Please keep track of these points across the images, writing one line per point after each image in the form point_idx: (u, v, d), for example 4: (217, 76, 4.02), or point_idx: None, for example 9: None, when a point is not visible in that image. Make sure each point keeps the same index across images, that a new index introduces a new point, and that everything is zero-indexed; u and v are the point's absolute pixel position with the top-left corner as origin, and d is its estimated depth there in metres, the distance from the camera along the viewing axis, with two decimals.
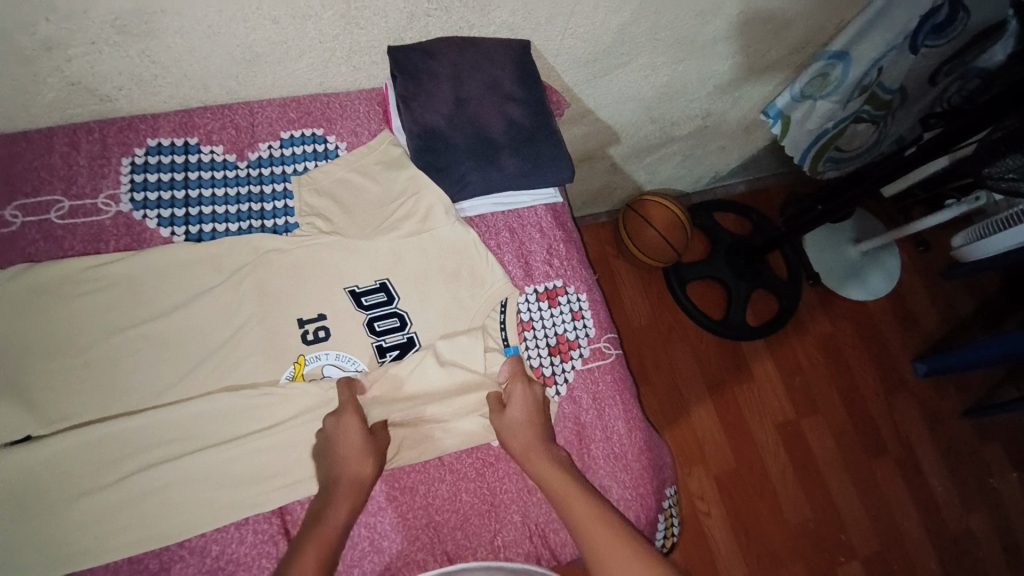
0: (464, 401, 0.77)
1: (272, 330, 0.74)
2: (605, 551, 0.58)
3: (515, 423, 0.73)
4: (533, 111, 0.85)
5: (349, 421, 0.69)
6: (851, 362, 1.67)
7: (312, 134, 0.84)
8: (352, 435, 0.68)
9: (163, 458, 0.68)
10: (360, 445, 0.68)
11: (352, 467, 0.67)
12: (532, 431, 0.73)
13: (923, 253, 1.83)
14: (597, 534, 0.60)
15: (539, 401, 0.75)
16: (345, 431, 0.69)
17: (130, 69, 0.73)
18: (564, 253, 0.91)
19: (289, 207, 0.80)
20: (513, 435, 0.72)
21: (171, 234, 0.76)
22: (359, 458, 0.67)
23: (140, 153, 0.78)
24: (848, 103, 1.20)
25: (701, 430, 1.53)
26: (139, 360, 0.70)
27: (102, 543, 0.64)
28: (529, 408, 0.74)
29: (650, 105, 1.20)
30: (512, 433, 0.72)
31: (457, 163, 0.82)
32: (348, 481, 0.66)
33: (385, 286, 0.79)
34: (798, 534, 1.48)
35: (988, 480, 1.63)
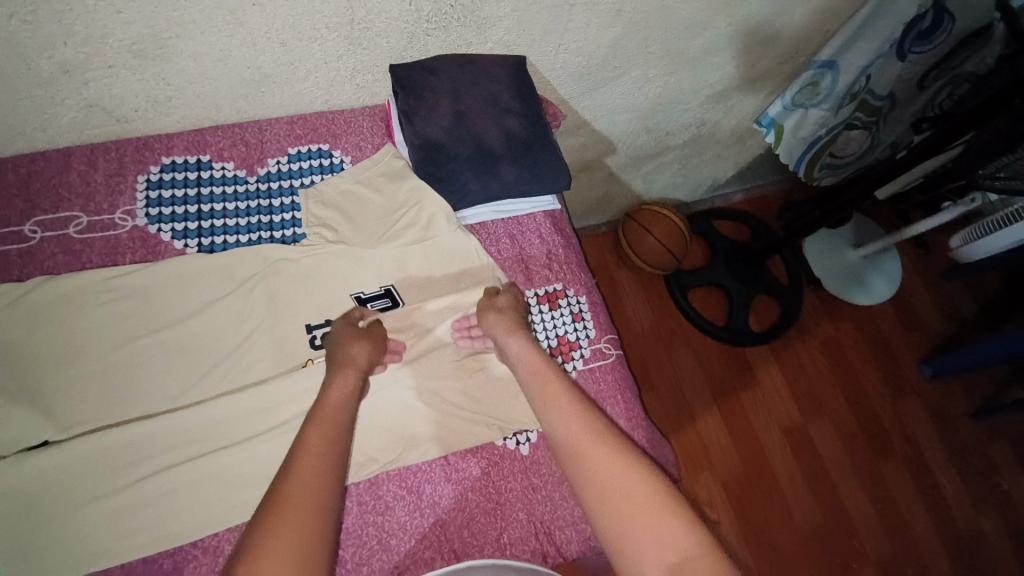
0: (467, 400, 0.80)
1: (281, 336, 0.77)
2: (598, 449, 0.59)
3: (502, 306, 0.77)
4: (530, 122, 0.89)
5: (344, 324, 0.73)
6: (856, 365, 1.68)
7: (318, 149, 0.88)
8: (350, 331, 0.72)
9: (177, 459, 0.70)
10: (354, 335, 0.71)
11: (345, 348, 0.69)
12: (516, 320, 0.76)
13: (922, 255, 1.84)
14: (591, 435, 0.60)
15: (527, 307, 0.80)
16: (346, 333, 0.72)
17: (145, 91, 0.77)
18: (564, 258, 0.93)
19: (296, 218, 0.84)
20: (496, 317, 0.76)
21: (185, 246, 0.79)
22: (354, 339, 0.71)
23: (155, 170, 0.82)
24: (839, 109, 1.23)
25: (706, 434, 1.54)
26: (154, 365, 0.73)
27: (118, 544, 0.66)
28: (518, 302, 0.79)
29: (644, 116, 1.24)
30: (496, 318, 0.76)
31: (457, 173, 0.85)
32: (340, 359, 0.68)
33: (389, 291, 0.82)
34: (808, 538, 1.47)
35: (998, 481, 1.61)
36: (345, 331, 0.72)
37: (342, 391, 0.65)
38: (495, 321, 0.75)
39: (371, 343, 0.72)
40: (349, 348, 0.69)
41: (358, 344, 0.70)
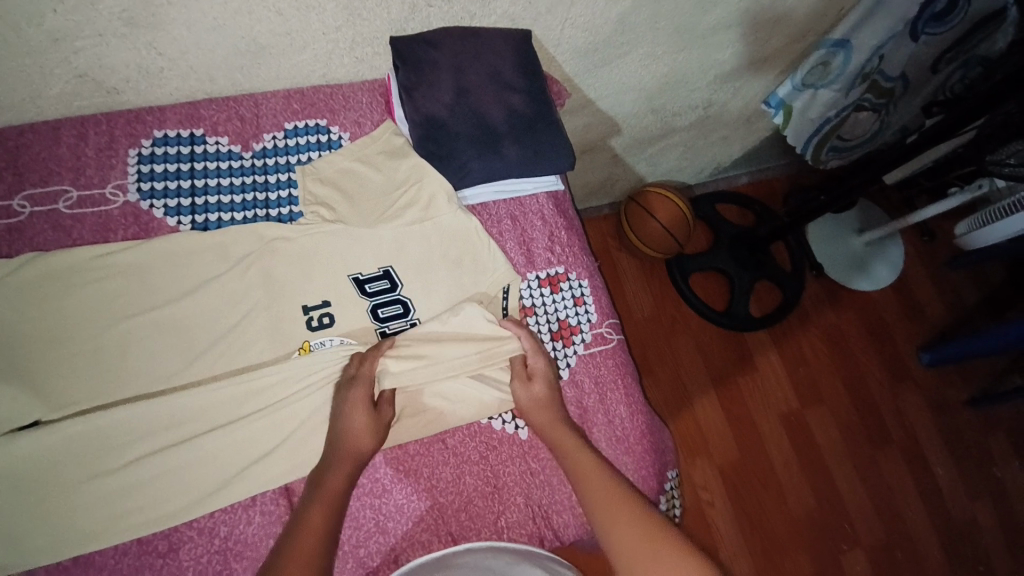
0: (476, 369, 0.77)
1: (277, 317, 0.76)
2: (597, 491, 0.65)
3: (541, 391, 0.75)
4: (534, 100, 0.86)
5: (360, 409, 0.69)
6: (856, 352, 1.68)
7: (316, 125, 0.85)
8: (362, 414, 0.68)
9: (172, 441, 0.69)
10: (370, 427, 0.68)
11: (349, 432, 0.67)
12: (554, 408, 0.74)
13: (927, 242, 1.83)
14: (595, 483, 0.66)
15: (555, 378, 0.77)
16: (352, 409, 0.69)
17: (136, 61, 0.75)
18: (566, 241, 0.91)
19: (293, 196, 0.82)
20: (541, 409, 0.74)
21: (178, 223, 0.77)
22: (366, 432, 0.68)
23: (146, 144, 0.79)
24: (850, 91, 1.20)
25: (704, 420, 1.54)
26: (146, 344, 0.71)
27: (114, 525, 0.65)
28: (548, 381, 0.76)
29: (651, 95, 1.21)
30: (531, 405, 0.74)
31: (458, 152, 0.83)
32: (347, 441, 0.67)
33: (388, 273, 0.80)
34: (802, 523, 1.49)
35: (993, 470, 1.63)
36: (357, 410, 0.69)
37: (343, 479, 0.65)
38: (538, 416, 0.74)
39: (377, 426, 0.69)
40: (349, 441, 0.67)
41: (360, 434, 0.68)
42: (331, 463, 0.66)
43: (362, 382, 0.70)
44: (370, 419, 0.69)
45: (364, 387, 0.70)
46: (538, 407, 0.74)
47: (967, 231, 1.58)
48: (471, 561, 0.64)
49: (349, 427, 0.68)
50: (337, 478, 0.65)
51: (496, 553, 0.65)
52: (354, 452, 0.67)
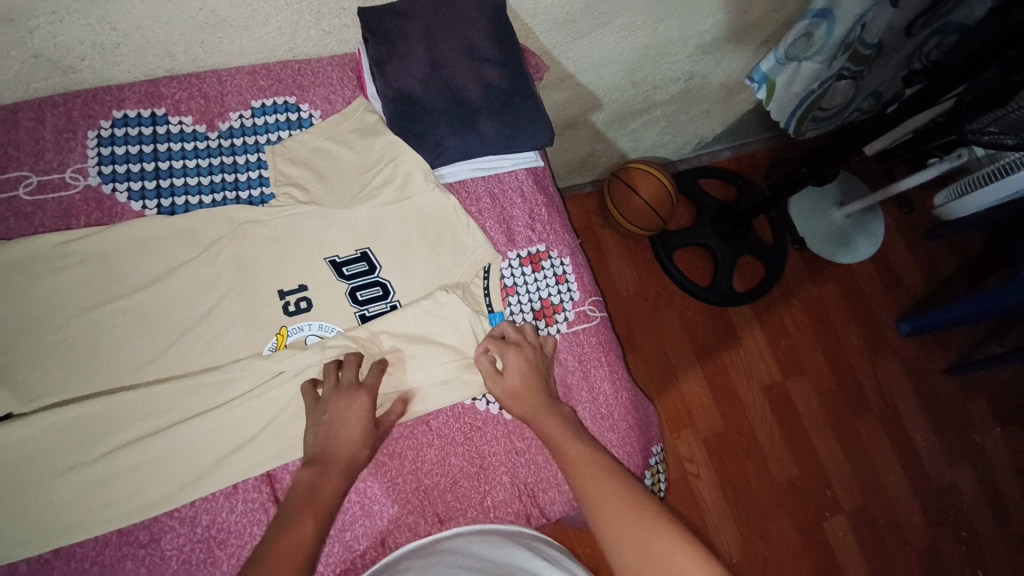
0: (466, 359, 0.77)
1: (251, 302, 0.74)
2: (588, 477, 0.62)
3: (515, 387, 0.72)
4: (509, 73, 0.83)
5: (359, 418, 0.66)
6: (836, 324, 1.70)
7: (284, 102, 0.82)
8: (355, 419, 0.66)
9: (148, 432, 0.67)
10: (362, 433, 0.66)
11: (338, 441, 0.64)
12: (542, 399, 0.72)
13: (906, 214, 1.85)
14: (585, 471, 0.63)
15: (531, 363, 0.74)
16: (346, 414, 0.66)
17: (91, 37, 0.70)
18: (546, 218, 0.89)
19: (263, 177, 0.79)
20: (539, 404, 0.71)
21: (144, 208, 0.74)
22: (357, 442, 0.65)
23: (106, 125, 0.76)
24: (833, 62, 1.18)
25: (689, 395, 1.56)
26: (116, 334, 0.69)
27: (91, 519, 0.64)
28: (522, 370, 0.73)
29: (633, 68, 1.19)
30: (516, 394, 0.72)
31: (434, 129, 0.80)
32: (338, 445, 0.64)
33: (366, 255, 0.79)
34: (785, 491, 1.52)
35: (970, 434, 1.68)
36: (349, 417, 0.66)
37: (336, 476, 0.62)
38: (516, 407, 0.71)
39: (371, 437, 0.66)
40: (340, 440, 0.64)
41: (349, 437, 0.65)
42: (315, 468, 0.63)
43: (365, 393, 0.67)
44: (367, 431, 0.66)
45: (365, 399, 0.67)
46: (518, 400, 0.72)
47: (945, 201, 1.60)
48: (458, 545, 0.63)
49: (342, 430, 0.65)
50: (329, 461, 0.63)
51: (485, 538, 0.65)
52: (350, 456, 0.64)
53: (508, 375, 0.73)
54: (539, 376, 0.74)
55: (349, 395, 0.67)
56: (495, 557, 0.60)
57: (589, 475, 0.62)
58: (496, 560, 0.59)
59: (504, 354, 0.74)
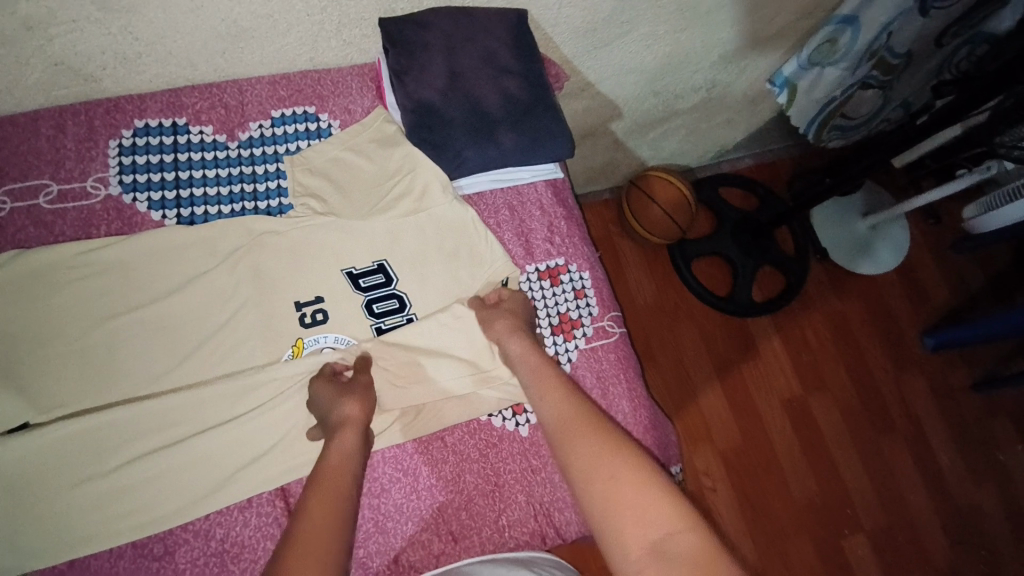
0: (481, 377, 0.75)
1: (268, 313, 0.73)
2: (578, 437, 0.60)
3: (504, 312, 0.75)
4: (530, 84, 0.82)
5: (327, 390, 0.67)
6: (859, 338, 1.66)
7: (304, 112, 0.82)
8: (331, 389, 0.67)
9: (164, 443, 0.67)
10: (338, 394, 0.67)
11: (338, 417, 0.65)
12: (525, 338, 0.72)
13: (932, 225, 1.80)
14: (576, 428, 0.61)
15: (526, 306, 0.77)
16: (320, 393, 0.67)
17: (113, 47, 0.71)
18: (566, 231, 0.87)
19: (282, 188, 0.79)
20: (518, 337, 0.72)
21: (163, 218, 0.74)
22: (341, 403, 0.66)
23: (128, 134, 0.76)
24: (857, 69, 1.16)
25: (705, 407, 1.53)
26: (133, 344, 0.69)
27: (105, 529, 0.63)
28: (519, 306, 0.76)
29: (653, 76, 1.17)
30: (500, 321, 0.73)
31: (452, 139, 0.79)
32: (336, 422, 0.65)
33: (382, 267, 0.78)
34: (804, 508, 1.48)
35: (996, 453, 1.63)
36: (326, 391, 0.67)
37: (341, 451, 0.62)
38: (499, 322, 0.73)
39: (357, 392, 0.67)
40: (340, 407, 0.65)
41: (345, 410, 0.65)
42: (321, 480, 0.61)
43: (324, 374, 0.69)
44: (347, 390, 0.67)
45: (326, 377, 0.69)
46: (507, 316, 0.74)
47: (974, 215, 1.55)
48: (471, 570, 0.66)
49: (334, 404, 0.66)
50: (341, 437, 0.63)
51: (494, 563, 0.67)
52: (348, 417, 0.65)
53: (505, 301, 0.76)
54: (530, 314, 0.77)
55: (321, 375, 0.69)
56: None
57: (579, 435, 0.60)
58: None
59: (509, 295, 0.78)
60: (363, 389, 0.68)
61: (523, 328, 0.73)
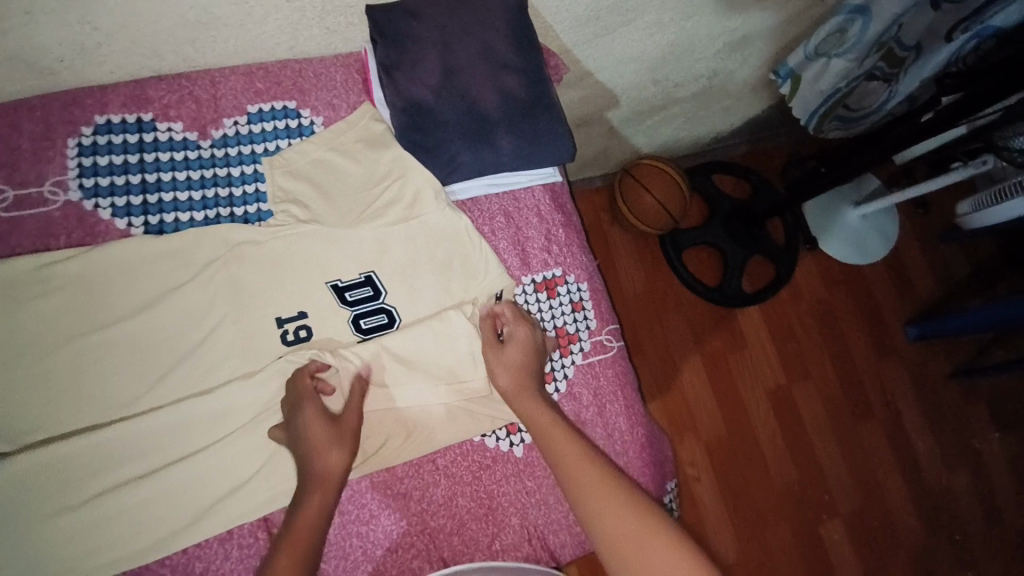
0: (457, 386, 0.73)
1: (247, 331, 0.69)
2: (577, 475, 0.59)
3: (510, 359, 0.70)
4: (530, 81, 0.76)
5: (316, 422, 0.63)
6: (846, 330, 1.67)
7: (284, 108, 0.75)
8: (320, 421, 0.63)
9: (137, 472, 0.63)
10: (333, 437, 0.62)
11: (321, 457, 0.61)
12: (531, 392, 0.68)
13: (921, 214, 1.80)
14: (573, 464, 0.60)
15: (530, 342, 0.72)
16: (306, 424, 0.62)
17: (70, 38, 0.64)
18: (564, 239, 0.83)
19: (260, 191, 0.73)
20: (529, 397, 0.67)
21: (128, 226, 0.68)
22: (327, 447, 0.61)
23: (88, 132, 0.69)
24: (864, 60, 1.11)
25: (692, 398, 1.53)
26: (100, 367, 0.64)
27: (78, 565, 0.60)
28: (523, 346, 0.71)
29: (655, 65, 1.11)
30: (506, 372, 0.69)
31: (446, 143, 0.74)
32: (314, 475, 0.60)
33: (370, 279, 0.73)
34: (784, 495, 1.52)
35: (971, 440, 1.67)
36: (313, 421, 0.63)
37: (318, 509, 0.58)
38: (504, 375, 0.69)
39: (340, 440, 0.63)
40: (326, 458, 0.61)
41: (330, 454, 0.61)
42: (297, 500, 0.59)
43: (311, 400, 0.64)
44: (328, 435, 0.62)
45: (314, 404, 0.64)
46: (510, 370, 0.70)
47: (968, 211, 1.54)
48: None
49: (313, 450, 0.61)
50: (313, 496, 0.59)
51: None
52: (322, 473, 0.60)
53: (508, 342, 0.71)
54: (538, 356, 0.72)
55: (306, 403, 0.64)
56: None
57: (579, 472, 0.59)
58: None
59: (516, 327, 0.73)
60: (352, 434, 0.64)
61: (528, 382, 0.69)
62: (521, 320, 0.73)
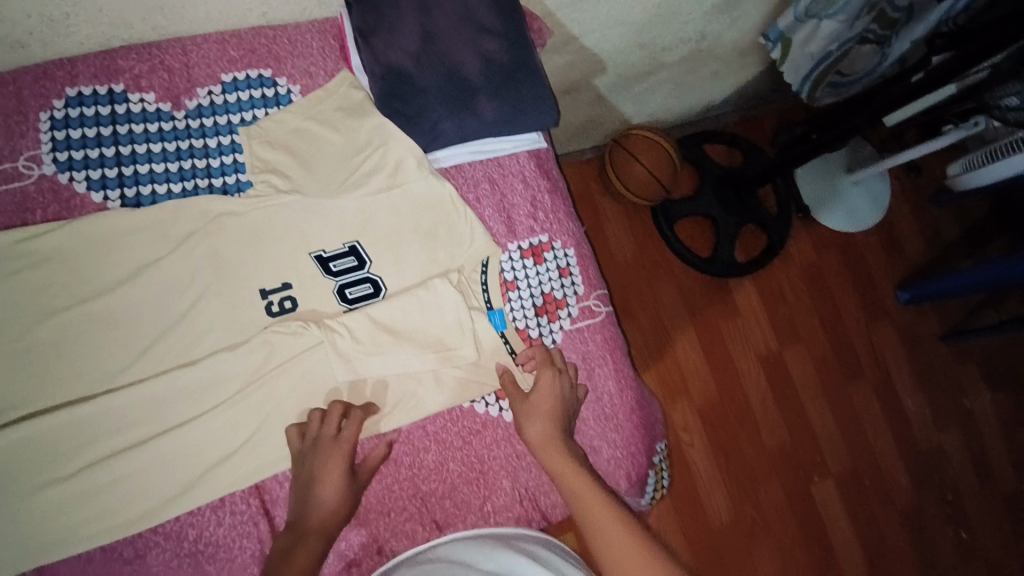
0: (445, 352, 0.73)
1: (231, 302, 0.68)
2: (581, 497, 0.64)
3: (536, 410, 0.71)
4: (511, 44, 0.74)
5: (338, 475, 0.64)
6: (838, 296, 1.67)
7: (259, 76, 0.74)
8: (344, 473, 0.65)
9: (126, 444, 0.63)
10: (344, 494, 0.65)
11: (318, 513, 0.63)
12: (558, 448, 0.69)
13: (912, 178, 1.79)
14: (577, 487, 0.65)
15: (561, 397, 0.72)
16: (324, 472, 0.64)
17: (37, 8, 0.62)
18: (550, 205, 0.82)
19: (239, 162, 0.72)
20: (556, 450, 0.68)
21: (105, 199, 0.67)
22: (334, 506, 0.64)
23: (59, 105, 0.67)
24: (855, 21, 1.08)
25: (685, 365, 1.54)
26: (84, 340, 0.64)
27: (72, 535, 0.61)
28: (550, 398, 0.71)
29: (641, 28, 1.09)
30: (531, 424, 0.71)
31: (427, 109, 0.72)
32: (312, 528, 0.63)
33: (354, 249, 0.73)
34: (776, 457, 1.54)
35: (962, 400, 1.70)
36: (328, 466, 0.64)
37: (309, 554, 0.61)
38: (534, 426, 0.70)
39: (348, 496, 0.65)
40: (319, 511, 0.63)
41: (325, 510, 0.64)
42: (298, 530, 0.62)
43: (343, 447, 0.65)
44: (345, 491, 0.65)
45: (344, 453, 0.65)
46: (536, 418, 0.71)
47: (958, 172, 1.54)
48: (447, 553, 0.63)
49: (322, 496, 0.64)
50: (303, 546, 0.61)
51: (478, 544, 0.65)
52: (323, 521, 0.63)
53: (537, 391, 0.71)
54: (565, 406, 0.72)
55: (328, 455, 0.65)
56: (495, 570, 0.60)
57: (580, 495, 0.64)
58: (496, 574, 0.60)
59: (541, 375, 0.73)
60: (358, 492, 0.66)
61: (556, 431, 0.70)
62: (548, 366, 0.74)
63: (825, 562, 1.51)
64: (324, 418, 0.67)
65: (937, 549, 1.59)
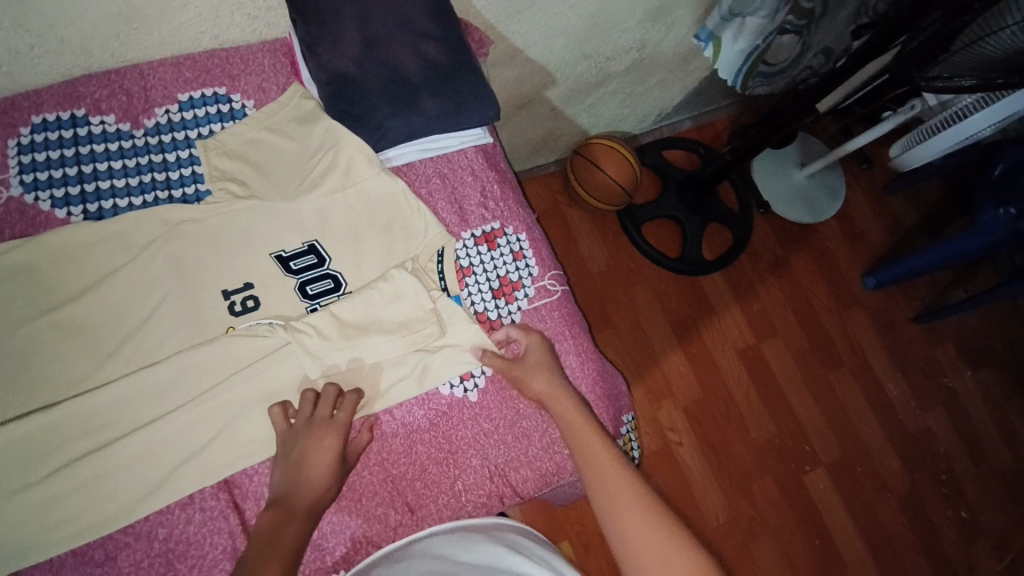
0: (414, 331, 0.75)
1: (193, 304, 0.70)
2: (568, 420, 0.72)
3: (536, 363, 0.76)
4: (449, 49, 0.79)
5: (327, 457, 0.66)
6: (807, 285, 1.72)
7: (214, 93, 0.78)
8: (332, 453, 0.66)
9: (94, 447, 0.64)
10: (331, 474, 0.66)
11: (302, 497, 0.64)
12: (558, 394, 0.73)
13: (865, 169, 1.87)
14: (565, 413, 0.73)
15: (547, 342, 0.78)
16: (314, 453, 0.65)
17: (2, 42, 0.66)
18: (499, 194, 0.87)
19: (198, 173, 0.76)
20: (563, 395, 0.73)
21: (68, 215, 0.70)
22: (321, 487, 0.65)
23: (25, 131, 0.71)
24: (776, 15, 1.10)
25: (666, 365, 1.57)
26: (49, 349, 0.65)
27: (44, 540, 0.61)
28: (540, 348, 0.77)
29: (581, 39, 1.17)
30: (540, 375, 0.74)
31: (374, 110, 0.77)
32: (297, 510, 0.63)
33: (313, 248, 0.76)
34: (766, 450, 1.55)
35: (942, 379, 1.73)
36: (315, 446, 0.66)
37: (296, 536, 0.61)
38: (536, 376, 0.74)
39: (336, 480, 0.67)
40: (304, 495, 0.64)
41: (307, 491, 0.64)
42: (281, 514, 0.62)
43: (337, 430, 0.67)
44: (332, 474, 0.66)
45: (338, 436, 0.67)
46: (543, 371, 0.75)
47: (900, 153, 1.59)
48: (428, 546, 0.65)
49: (310, 478, 0.65)
50: (289, 529, 0.61)
51: (456, 534, 0.67)
52: (309, 504, 0.64)
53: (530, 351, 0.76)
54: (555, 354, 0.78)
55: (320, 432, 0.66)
56: (474, 560, 0.61)
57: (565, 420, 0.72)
58: (474, 558, 0.61)
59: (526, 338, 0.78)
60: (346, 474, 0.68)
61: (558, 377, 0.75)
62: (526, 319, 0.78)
63: (828, 556, 1.50)
64: (316, 400, 0.69)
65: (939, 532, 1.58)
